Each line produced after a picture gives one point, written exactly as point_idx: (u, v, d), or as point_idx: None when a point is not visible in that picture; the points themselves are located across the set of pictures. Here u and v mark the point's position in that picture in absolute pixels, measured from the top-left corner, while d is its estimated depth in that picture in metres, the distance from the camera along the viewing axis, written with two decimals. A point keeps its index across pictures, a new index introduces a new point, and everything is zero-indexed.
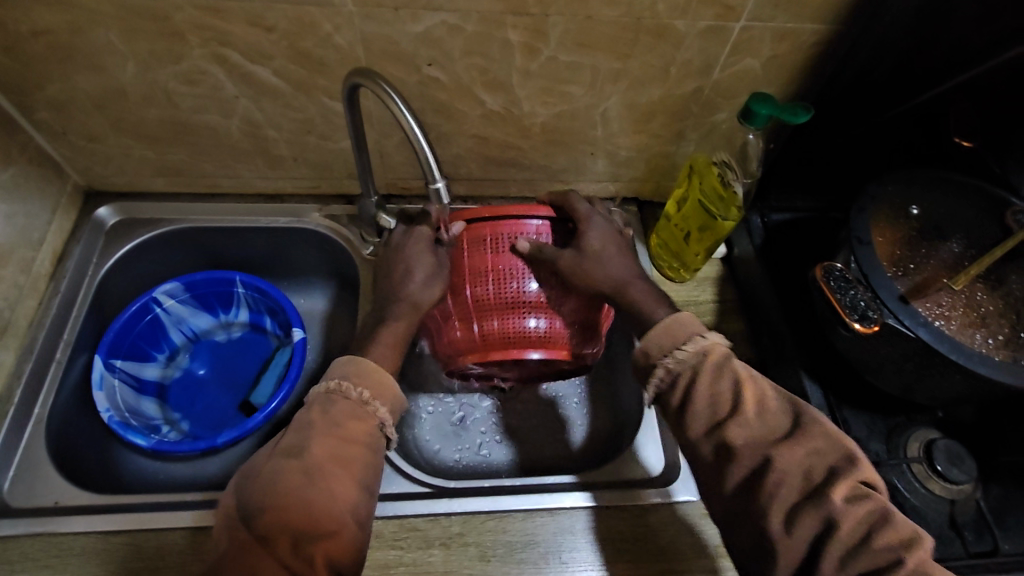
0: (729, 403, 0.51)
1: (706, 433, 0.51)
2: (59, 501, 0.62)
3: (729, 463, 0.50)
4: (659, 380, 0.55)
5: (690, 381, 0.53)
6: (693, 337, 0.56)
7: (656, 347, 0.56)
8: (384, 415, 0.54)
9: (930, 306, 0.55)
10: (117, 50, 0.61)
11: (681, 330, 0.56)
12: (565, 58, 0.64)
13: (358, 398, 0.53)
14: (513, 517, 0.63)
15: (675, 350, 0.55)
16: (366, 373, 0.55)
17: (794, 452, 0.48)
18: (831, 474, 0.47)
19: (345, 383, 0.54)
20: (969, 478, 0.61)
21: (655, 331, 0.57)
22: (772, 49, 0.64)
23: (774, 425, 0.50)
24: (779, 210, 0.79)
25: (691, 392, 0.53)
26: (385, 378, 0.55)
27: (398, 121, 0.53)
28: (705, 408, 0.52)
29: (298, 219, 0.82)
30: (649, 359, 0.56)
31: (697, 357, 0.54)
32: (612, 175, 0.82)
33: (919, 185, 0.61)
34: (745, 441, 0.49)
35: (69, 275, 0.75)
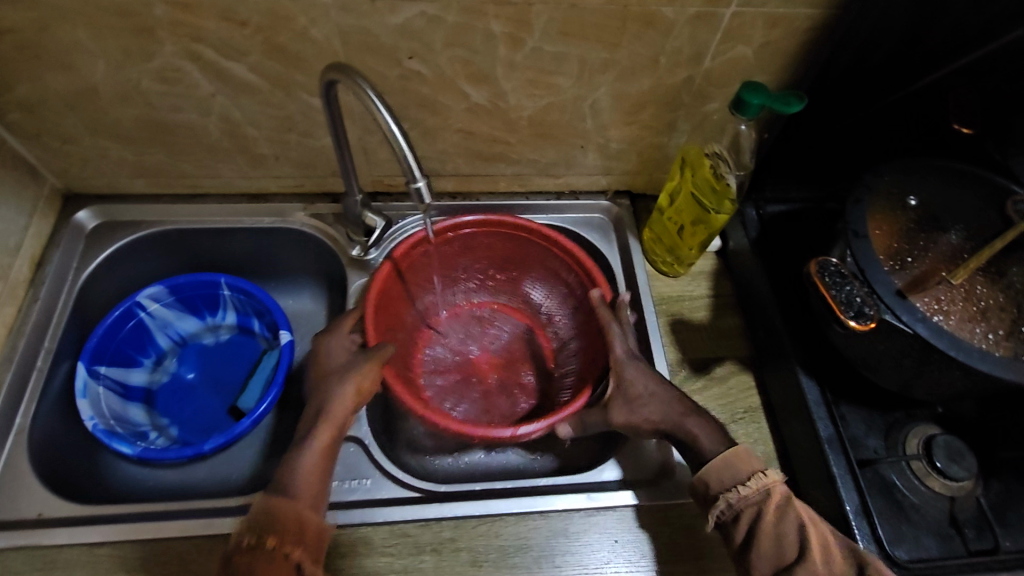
0: (796, 546, 0.50)
1: (772, 575, 0.50)
2: (41, 513, 0.61)
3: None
4: (720, 514, 0.53)
5: (754, 519, 0.52)
6: (754, 473, 0.53)
7: (715, 481, 0.54)
8: (301, 558, 0.49)
9: (929, 300, 0.53)
10: (86, 48, 0.59)
11: (744, 463, 0.54)
12: (551, 49, 0.62)
13: (266, 548, 0.49)
14: (506, 520, 0.62)
15: (737, 485, 0.53)
16: (272, 513, 0.50)
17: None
18: None
19: (248, 536, 0.49)
20: (969, 475, 0.60)
21: (713, 466, 0.55)
22: (765, 35, 0.62)
23: (840, 573, 0.49)
24: (774, 201, 0.77)
25: (756, 531, 0.51)
26: (298, 514, 0.51)
27: (375, 118, 0.51)
28: (770, 551, 0.50)
29: (283, 218, 0.80)
30: (708, 491, 0.54)
31: (760, 495, 0.52)
32: (604, 168, 0.80)
33: (918, 173, 0.59)
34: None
35: (49, 281, 0.73)
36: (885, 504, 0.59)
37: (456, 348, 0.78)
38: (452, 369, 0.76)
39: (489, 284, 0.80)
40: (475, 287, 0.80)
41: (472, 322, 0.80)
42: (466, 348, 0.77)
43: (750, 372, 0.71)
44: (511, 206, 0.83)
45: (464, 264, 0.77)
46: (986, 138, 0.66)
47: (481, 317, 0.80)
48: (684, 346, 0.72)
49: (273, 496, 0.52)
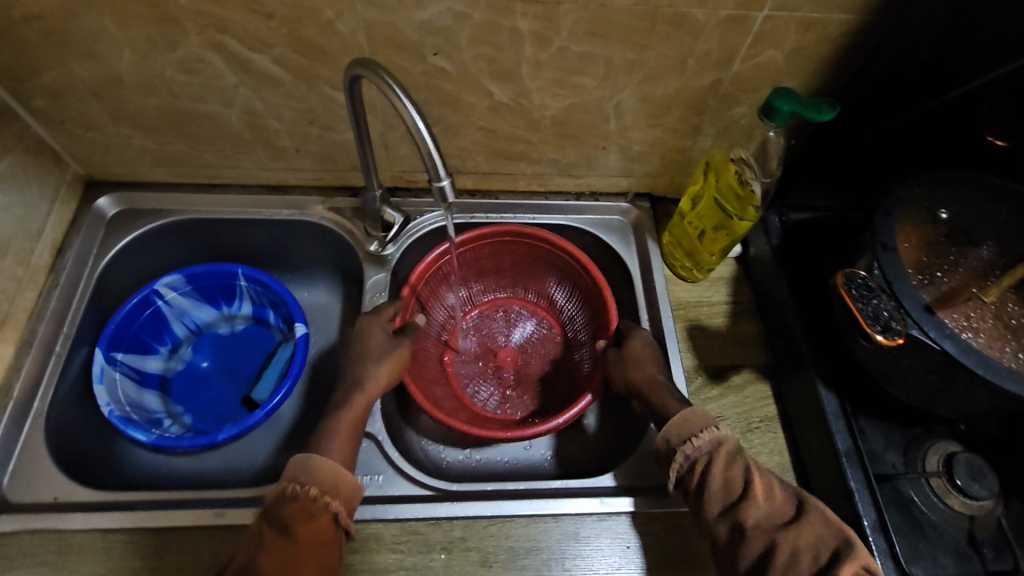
0: (741, 486, 0.53)
1: (720, 515, 0.53)
2: (57, 497, 0.62)
3: (740, 542, 0.51)
4: (678, 467, 0.56)
5: (705, 465, 0.55)
6: (707, 425, 0.57)
7: (674, 434, 0.57)
8: (338, 508, 0.54)
9: (959, 316, 0.52)
10: (113, 37, 0.59)
11: (698, 417, 0.58)
12: (577, 49, 0.61)
13: (307, 496, 0.53)
14: (517, 522, 0.62)
15: (691, 436, 0.56)
16: (313, 469, 0.55)
17: (800, 534, 0.49)
18: (837, 557, 0.48)
19: (293, 485, 0.54)
20: (990, 494, 0.58)
21: (672, 422, 0.58)
22: (797, 40, 0.61)
23: (781, 510, 0.52)
24: (798, 209, 0.76)
25: (708, 476, 0.54)
26: (337, 470, 0.56)
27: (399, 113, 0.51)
28: (718, 493, 0.53)
29: (301, 211, 0.80)
30: (668, 445, 0.57)
31: (712, 446, 0.56)
32: (624, 170, 0.79)
33: (949, 185, 0.58)
34: (755, 523, 0.51)
35: (69, 267, 0.74)
36: (903, 521, 0.58)
37: (483, 337, 0.82)
38: (463, 338, 0.82)
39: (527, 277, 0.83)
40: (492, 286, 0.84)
41: (498, 318, 0.84)
42: (489, 340, 0.82)
43: (767, 382, 0.70)
44: (529, 206, 0.82)
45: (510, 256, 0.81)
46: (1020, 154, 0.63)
47: (504, 315, 0.84)
48: (701, 353, 0.72)
49: (310, 453, 0.57)
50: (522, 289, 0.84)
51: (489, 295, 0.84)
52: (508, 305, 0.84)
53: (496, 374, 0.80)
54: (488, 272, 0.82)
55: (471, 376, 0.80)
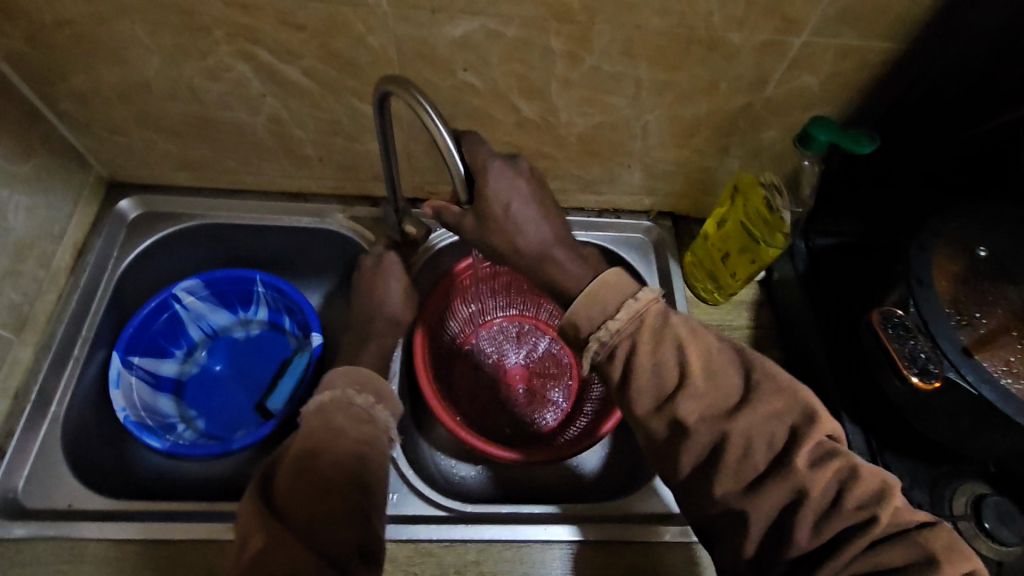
0: (676, 367, 0.46)
1: (655, 409, 0.46)
2: (72, 504, 0.62)
3: (681, 440, 0.45)
4: (594, 354, 0.48)
5: (627, 353, 0.47)
6: (622, 302, 0.48)
7: (585, 321, 0.49)
8: (388, 418, 0.56)
9: (999, 362, 0.51)
10: (142, 43, 0.59)
11: (611, 292, 0.49)
12: (609, 68, 0.60)
13: (363, 404, 0.55)
14: (532, 547, 0.61)
15: (606, 321, 0.48)
16: (367, 382, 0.58)
17: (750, 417, 0.44)
18: (793, 436, 0.44)
19: (349, 391, 0.56)
20: (1019, 539, 0.56)
21: (580, 304, 0.49)
22: (834, 66, 0.60)
23: (725, 390, 0.45)
24: (825, 234, 0.73)
25: (632, 363, 0.46)
26: (384, 384, 0.59)
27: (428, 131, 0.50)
28: (650, 380, 0.46)
29: (321, 219, 0.79)
30: (581, 335, 0.49)
31: (632, 326, 0.47)
32: (647, 188, 0.78)
33: (985, 222, 0.57)
34: (698, 418, 0.44)
35: (89, 270, 0.73)
36: None
37: (496, 354, 0.82)
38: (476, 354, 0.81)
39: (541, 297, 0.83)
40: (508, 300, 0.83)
41: (510, 333, 0.83)
42: (500, 355, 0.82)
43: None
44: None
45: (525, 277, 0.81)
46: None
47: (517, 330, 0.83)
48: None
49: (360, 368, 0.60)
50: (536, 305, 0.83)
51: (504, 309, 0.83)
52: (521, 324, 0.84)
53: (505, 390, 0.80)
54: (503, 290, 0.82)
55: (482, 393, 0.79)
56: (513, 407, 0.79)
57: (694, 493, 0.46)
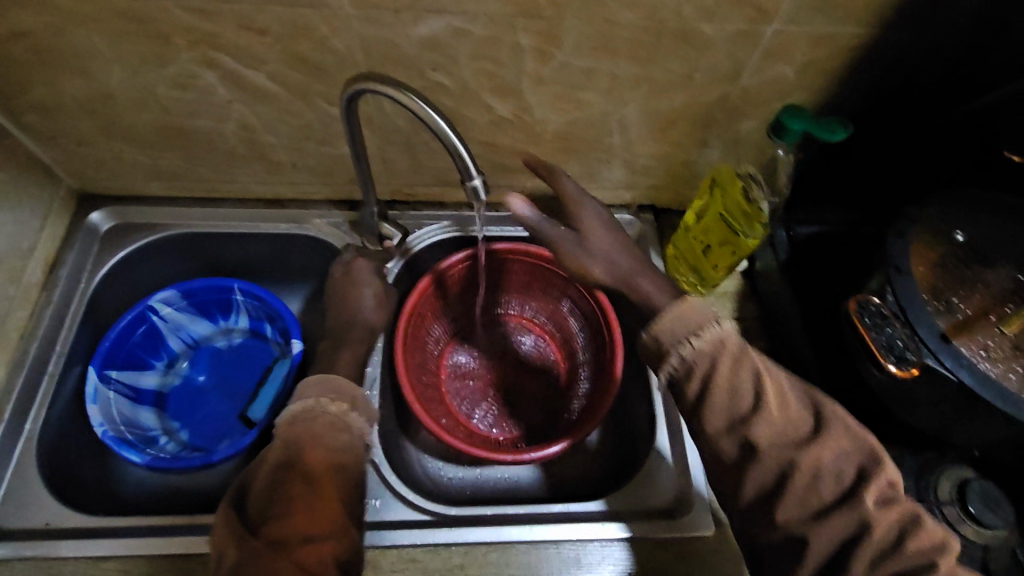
0: (751, 395, 0.47)
1: (726, 430, 0.48)
2: (49, 522, 0.60)
3: (750, 464, 0.47)
4: (673, 368, 0.49)
5: (706, 372, 0.48)
6: (707, 321, 0.49)
7: (667, 335, 0.49)
8: (364, 426, 0.55)
9: (977, 346, 0.50)
10: (102, 53, 0.57)
11: (692, 315, 0.50)
12: (580, 63, 0.59)
13: (339, 412, 0.54)
14: (517, 548, 0.60)
15: (690, 337, 0.49)
16: (339, 388, 0.56)
17: (822, 452, 0.45)
18: (860, 477, 0.45)
19: (322, 399, 0.54)
20: (1004, 523, 0.56)
21: (665, 321, 0.50)
22: (808, 54, 0.59)
23: (798, 423, 0.47)
24: (806, 223, 0.73)
25: (711, 379, 0.47)
26: (359, 391, 0.57)
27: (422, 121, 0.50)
28: (724, 401, 0.48)
29: (299, 225, 0.78)
30: (659, 345, 0.50)
31: (714, 347, 0.48)
32: (628, 183, 0.77)
33: (964, 205, 0.56)
34: (771, 444, 0.46)
35: (61, 285, 0.72)
36: None
37: (480, 355, 0.81)
38: (460, 355, 0.81)
39: (526, 296, 0.82)
40: (492, 300, 0.82)
41: (494, 334, 0.82)
42: (486, 357, 0.81)
43: None
44: None
45: (509, 275, 0.79)
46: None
47: (500, 331, 0.82)
48: None
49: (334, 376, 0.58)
50: (520, 304, 0.83)
51: (488, 311, 0.82)
52: (506, 323, 0.83)
53: (492, 391, 0.79)
54: (488, 288, 0.81)
55: (466, 395, 0.78)
56: (502, 407, 0.78)
57: (751, 516, 0.48)
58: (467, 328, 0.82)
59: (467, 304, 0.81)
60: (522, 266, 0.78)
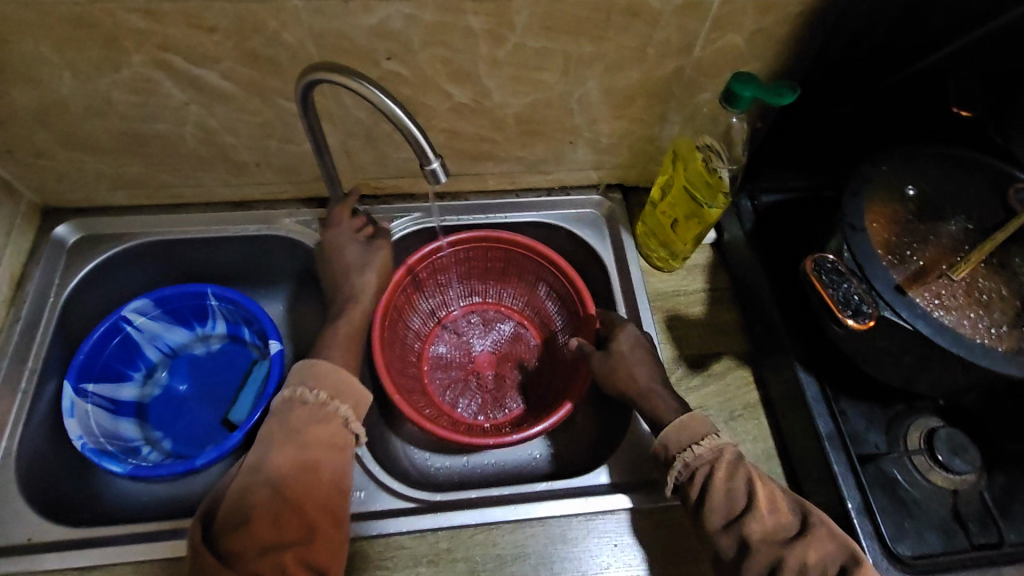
0: (744, 499, 0.52)
1: (724, 528, 0.53)
2: (31, 538, 0.60)
3: (747, 558, 0.51)
4: (678, 474, 0.56)
5: (707, 475, 0.54)
6: (708, 433, 0.57)
7: (674, 443, 0.57)
8: (347, 411, 0.57)
9: (930, 295, 0.52)
10: (51, 61, 0.57)
11: (696, 425, 0.57)
12: (534, 45, 0.60)
13: (317, 400, 0.56)
14: (503, 528, 0.61)
15: (691, 445, 0.56)
16: (322, 374, 0.58)
17: (807, 551, 0.49)
18: (844, 573, 0.48)
19: (302, 388, 0.57)
20: (972, 467, 0.59)
21: (672, 429, 0.58)
22: (756, 22, 0.60)
23: (785, 526, 0.51)
24: (770, 190, 0.76)
25: (709, 487, 0.54)
26: (344, 376, 0.59)
27: (379, 109, 0.50)
28: (721, 503, 0.53)
29: (269, 225, 0.78)
30: (667, 454, 0.57)
31: (712, 454, 0.55)
32: (594, 162, 0.78)
33: (920, 162, 0.57)
34: (761, 538, 0.50)
35: (30, 300, 0.72)
36: (888, 501, 0.58)
37: (460, 344, 0.81)
38: (440, 347, 0.81)
39: (503, 284, 0.83)
40: (468, 290, 0.83)
41: (473, 323, 0.83)
42: (467, 346, 0.81)
43: (747, 367, 0.70)
44: (500, 205, 0.81)
45: (484, 262, 0.80)
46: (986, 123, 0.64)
47: (479, 319, 0.83)
48: (680, 342, 0.71)
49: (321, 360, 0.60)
50: (498, 291, 0.83)
51: (466, 300, 0.83)
52: (484, 312, 0.83)
53: (475, 378, 0.79)
54: (463, 276, 0.81)
55: (448, 385, 0.78)
56: (486, 393, 0.78)
57: None
58: (445, 319, 0.82)
59: (444, 294, 0.81)
60: (495, 251, 0.78)
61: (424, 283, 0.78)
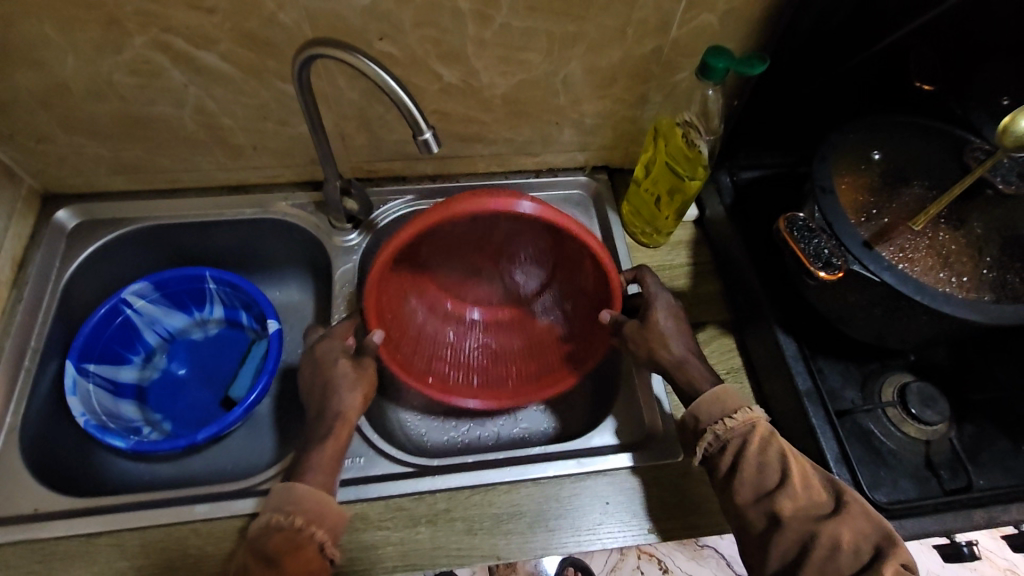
0: (777, 475, 0.54)
1: (754, 501, 0.54)
2: (38, 508, 0.62)
3: (776, 533, 0.52)
4: (708, 446, 0.57)
5: (740, 448, 0.56)
6: (741, 407, 0.57)
7: (705, 414, 0.58)
8: (322, 535, 0.53)
9: (894, 249, 0.55)
10: (55, 43, 0.59)
11: (730, 398, 0.58)
12: (519, 24, 0.63)
13: (292, 527, 0.52)
14: (498, 489, 0.63)
15: (724, 418, 0.57)
16: (300, 498, 0.54)
17: (841, 529, 0.50)
18: (877, 554, 0.49)
19: (276, 515, 0.53)
20: (941, 418, 0.62)
21: (704, 400, 0.59)
22: (728, 2, 0.63)
23: (818, 501, 0.53)
24: (747, 167, 0.79)
25: (741, 460, 0.55)
26: (322, 497, 0.54)
27: (373, 81, 0.53)
28: (752, 478, 0.54)
29: (264, 209, 0.80)
30: (698, 424, 0.58)
31: (746, 428, 0.56)
32: (580, 144, 0.81)
33: (883, 130, 0.61)
34: (792, 513, 0.52)
35: (31, 282, 0.73)
36: (864, 451, 0.61)
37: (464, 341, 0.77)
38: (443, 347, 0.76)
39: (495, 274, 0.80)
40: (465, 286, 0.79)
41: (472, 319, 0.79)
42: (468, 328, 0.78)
43: (731, 335, 0.73)
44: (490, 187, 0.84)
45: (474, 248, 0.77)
46: (947, 96, 0.68)
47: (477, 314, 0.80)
48: None
49: (297, 482, 0.55)
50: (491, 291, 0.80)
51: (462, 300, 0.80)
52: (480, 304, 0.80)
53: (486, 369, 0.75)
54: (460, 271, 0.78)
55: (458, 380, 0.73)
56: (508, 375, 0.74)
57: None
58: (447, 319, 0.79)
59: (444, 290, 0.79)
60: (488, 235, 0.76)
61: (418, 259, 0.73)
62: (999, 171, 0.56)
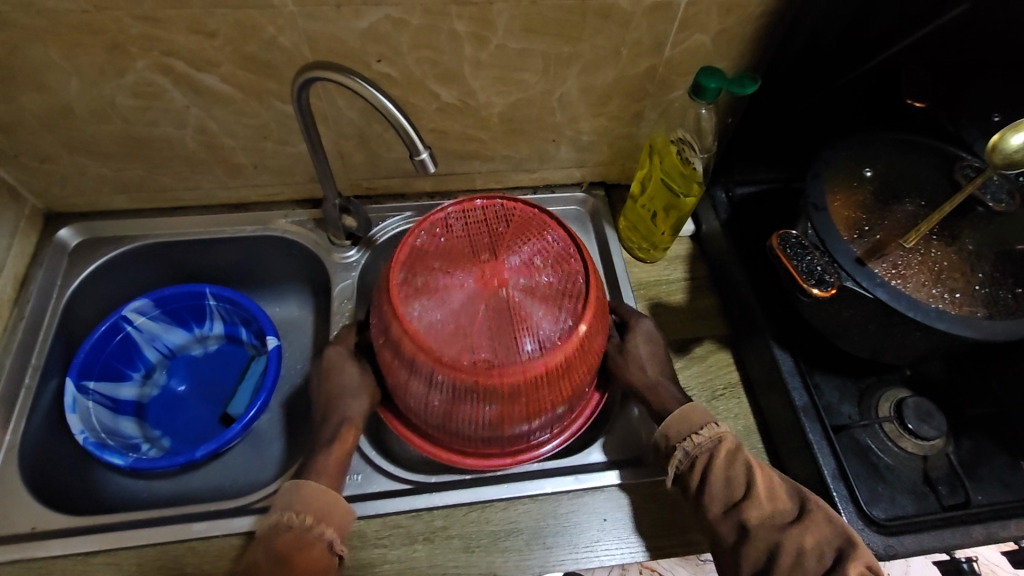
0: (742, 487, 0.54)
1: (724, 514, 0.54)
2: (36, 526, 0.62)
3: (746, 544, 0.52)
4: (678, 464, 0.57)
5: (706, 464, 0.56)
6: (707, 422, 0.58)
7: (674, 432, 0.58)
8: (332, 536, 0.53)
9: (888, 265, 0.56)
10: (59, 67, 0.60)
11: (697, 415, 0.58)
12: (514, 46, 0.64)
13: (301, 525, 0.52)
14: (496, 506, 0.63)
15: (692, 434, 0.57)
16: (309, 497, 0.54)
17: (804, 535, 0.50)
18: (842, 557, 0.49)
19: (288, 513, 0.53)
20: (939, 433, 0.63)
21: (672, 419, 0.59)
22: (720, 23, 0.65)
23: (782, 509, 0.53)
24: (743, 182, 0.80)
25: (709, 474, 0.55)
26: (331, 496, 0.54)
27: (371, 104, 0.54)
28: (719, 491, 0.54)
29: (265, 226, 0.81)
30: (668, 443, 0.58)
31: (712, 443, 0.56)
32: (577, 161, 0.82)
33: (876, 145, 0.62)
34: (758, 522, 0.52)
35: (33, 299, 0.74)
36: (862, 467, 0.61)
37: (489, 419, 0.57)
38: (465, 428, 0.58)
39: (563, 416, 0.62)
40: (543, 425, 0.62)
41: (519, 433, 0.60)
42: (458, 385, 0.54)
43: (728, 350, 0.73)
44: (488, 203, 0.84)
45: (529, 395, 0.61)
46: (938, 112, 0.68)
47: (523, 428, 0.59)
48: (664, 328, 0.74)
49: (307, 481, 0.55)
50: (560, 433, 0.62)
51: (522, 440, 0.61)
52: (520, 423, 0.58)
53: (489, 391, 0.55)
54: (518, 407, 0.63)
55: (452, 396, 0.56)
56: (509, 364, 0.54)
57: None
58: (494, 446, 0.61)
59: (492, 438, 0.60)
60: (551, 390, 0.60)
61: (441, 263, 0.57)
62: (989, 190, 0.57)
